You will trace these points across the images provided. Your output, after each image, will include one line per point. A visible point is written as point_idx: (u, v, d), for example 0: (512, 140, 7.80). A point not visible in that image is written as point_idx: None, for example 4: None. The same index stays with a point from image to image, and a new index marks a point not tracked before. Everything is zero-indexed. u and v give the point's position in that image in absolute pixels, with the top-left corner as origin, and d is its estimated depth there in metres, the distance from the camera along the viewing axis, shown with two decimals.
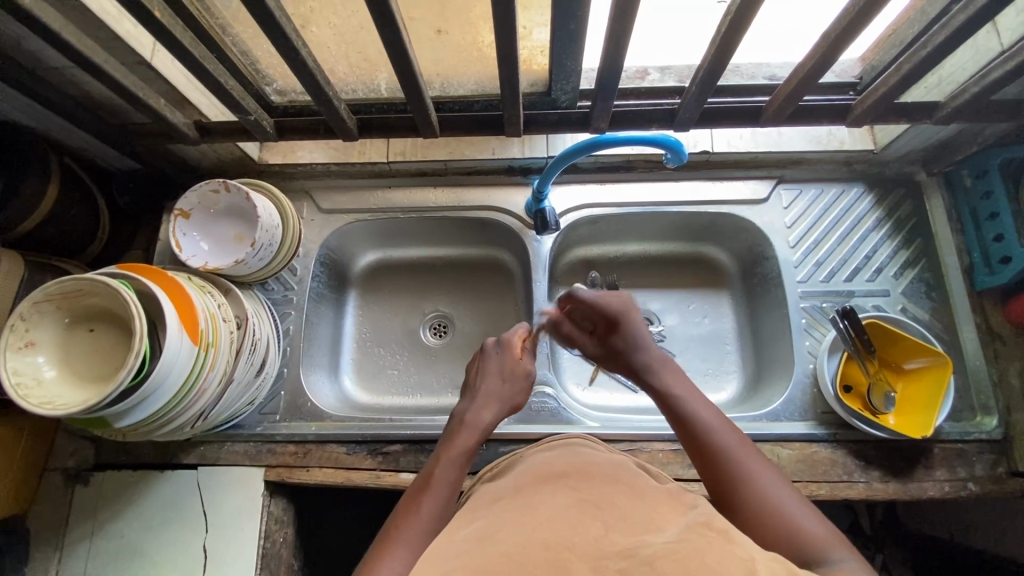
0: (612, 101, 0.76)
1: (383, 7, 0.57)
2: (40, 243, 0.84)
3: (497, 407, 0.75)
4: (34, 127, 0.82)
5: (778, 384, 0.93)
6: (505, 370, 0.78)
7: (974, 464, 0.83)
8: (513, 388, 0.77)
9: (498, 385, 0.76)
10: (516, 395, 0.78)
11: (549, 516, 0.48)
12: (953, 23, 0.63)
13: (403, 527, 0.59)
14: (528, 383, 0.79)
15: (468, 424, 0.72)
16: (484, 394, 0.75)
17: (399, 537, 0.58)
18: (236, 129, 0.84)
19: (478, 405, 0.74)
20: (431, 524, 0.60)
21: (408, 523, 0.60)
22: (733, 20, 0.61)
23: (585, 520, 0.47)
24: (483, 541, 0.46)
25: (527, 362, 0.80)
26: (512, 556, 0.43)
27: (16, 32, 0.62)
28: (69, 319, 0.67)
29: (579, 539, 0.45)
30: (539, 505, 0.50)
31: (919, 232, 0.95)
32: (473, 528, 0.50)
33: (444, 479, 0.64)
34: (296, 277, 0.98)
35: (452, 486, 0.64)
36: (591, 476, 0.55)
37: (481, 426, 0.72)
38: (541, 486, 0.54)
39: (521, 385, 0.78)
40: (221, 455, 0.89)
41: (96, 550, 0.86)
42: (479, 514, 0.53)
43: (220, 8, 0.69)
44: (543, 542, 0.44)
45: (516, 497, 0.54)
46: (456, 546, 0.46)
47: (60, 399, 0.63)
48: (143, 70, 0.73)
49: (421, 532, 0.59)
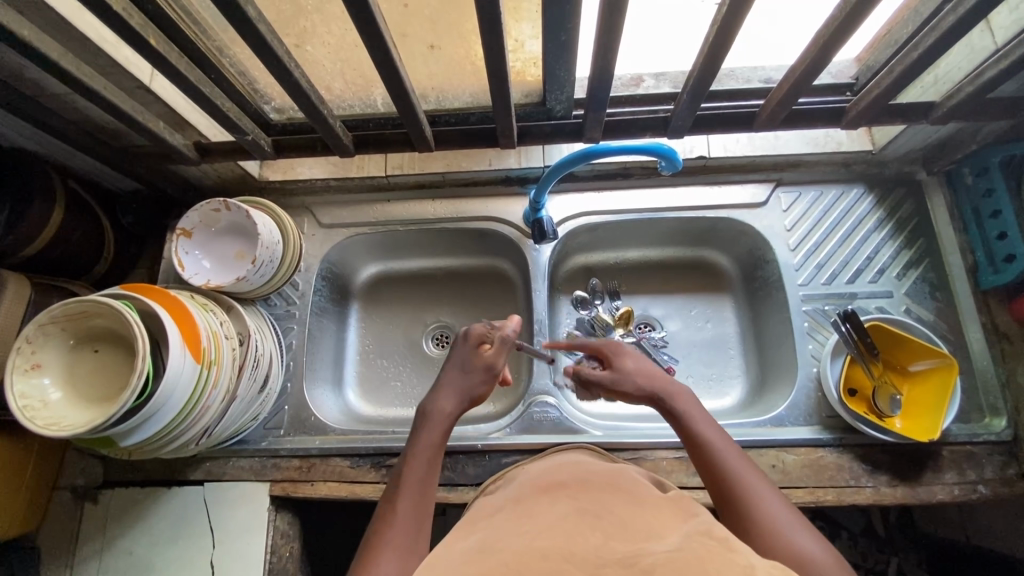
0: (603, 110, 0.77)
1: (371, 27, 0.57)
2: (47, 266, 0.86)
3: (457, 401, 0.74)
4: (39, 153, 0.84)
5: (781, 389, 0.92)
6: (472, 362, 0.77)
7: (984, 466, 0.82)
8: (473, 382, 0.76)
9: (461, 381, 0.75)
10: (477, 388, 0.76)
11: (551, 526, 0.48)
12: (943, 24, 0.63)
13: (386, 532, 0.60)
14: (492, 378, 0.77)
15: (427, 417, 0.71)
16: (447, 386, 0.75)
17: (384, 542, 0.59)
18: (235, 149, 0.85)
19: (437, 398, 0.73)
20: (413, 524, 0.61)
21: (389, 525, 0.61)
22: (720, 27, 0.61)
23: (586, 529, 0.47)
24: (483, 550, 0.46)
25: (495, 354, 0.78)
26: (512, 564, 0.43)
27: (16, 63, 0.64)
28: (72, 341, 0.68)
29: (580, 548, 0.45)
30: (540, 515, 0.50)
31: (922, 232, 0.94)
32: (473, 537, 0.50)
33: (415, 478, 0.65)
34: (298, 292, 0.99)
35: (423, 482, 0.65)
36: (591, 486, 0.55)
37: (442, 413, 0.72)
38: (541, 496, 0.54)
39: (484, 377, 0.76)
40: (227, 471, 0.89)
41: (106, 566, 0.87)
42: (480, 524, 0.53)
43: (216, 31, 0.71)
44: (543, 550, 0.44)
45: (518, 507, 0.54)
46: (456, 556, 0.47)
47: (66, 420, 0.64)
48: (142, 94, 0.74)
49: (404, 533, 0.60)
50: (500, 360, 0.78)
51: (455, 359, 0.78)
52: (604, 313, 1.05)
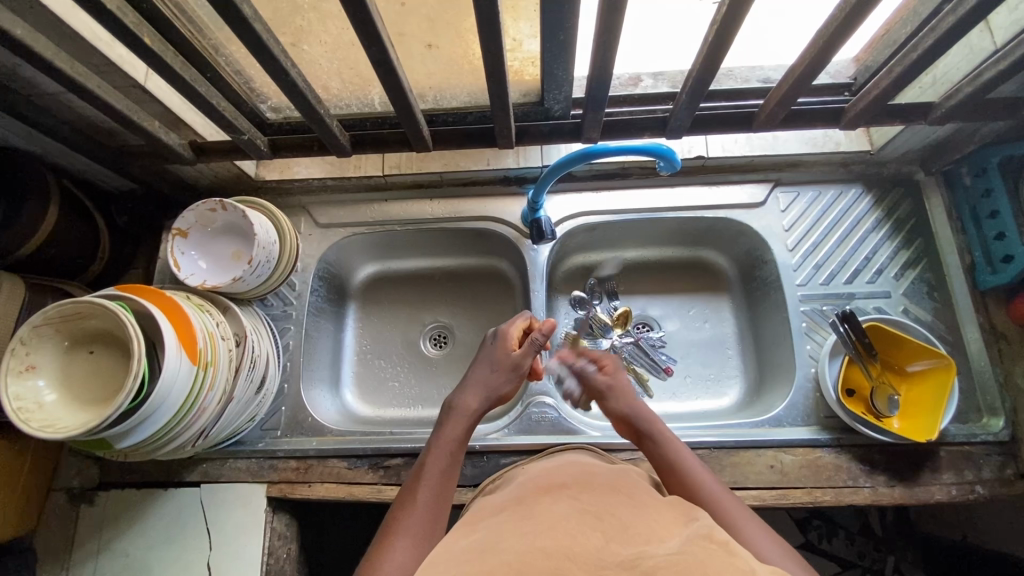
0: (602, 110, 0.76)
1: (369, 26, 0.57)
2: (41, 266, 0.85)
3: (484, 398, 0.76)
4: (32, 152, 0.83)
5: (780, 389, 0.92)
6: (501, 359, 0.80)
7: (982, 466, 0.82)
8: (500, 380, 0.78)
9: (489, 377, 0.78)
10: (503, 387, 0.78)
11: (551, 526, 0.48)
12: (943, 25, 0.63)
13: (403, 519, 0.61)
14: (516, 377, 0.79)
15: (452, 413, 0.74)
16: (473, 383, 0.78)
17: (400, 529, 0.60)
18: (231, 148, 0.85)
19: (464, 395, 0.76)
20: (428, 514, 0.62)
21: (405, 516, 0.61)
22: (720, 27, 0.60)
23: (585, 531, 0.47)
24: (481, 551, 0.46)
25: (524, 353, 0.80)
26: (511, 565, 0.43)
27: (10, 61, 0.63)
28: (68, 342, 0.68)
29: (579, 549, 0.45)
30: (541, 515, 0.50)
31: (919, 232, 0.94)
32: (470, 538, 0.50)
33: (436, 468, 0.66)
34: (295, 292, 0.98)
35: (444, 475, 0.66)
36: (590, 487, 0.55)
37: (466, 408, 0.74)
38: (541, 497, 0.54)
39: (509, 376, 0.79)
40: (224, 472, 0.89)
41: (102, 568, 0.86)
42: (479, 524, 0.53)
43: (212, 30, 0.70)
44: (543, 551, 0.44)
45: (517, 508, 0.54)
46: (454, 557, 0.46)
47: (61, 421, 0.63)
48: (137, 93, 0.74)
49: (419, 523, 0.61)
50: (529, 359, 0.80)
51: (483, 358, 0.81)
52: (603, 313, 1.05)
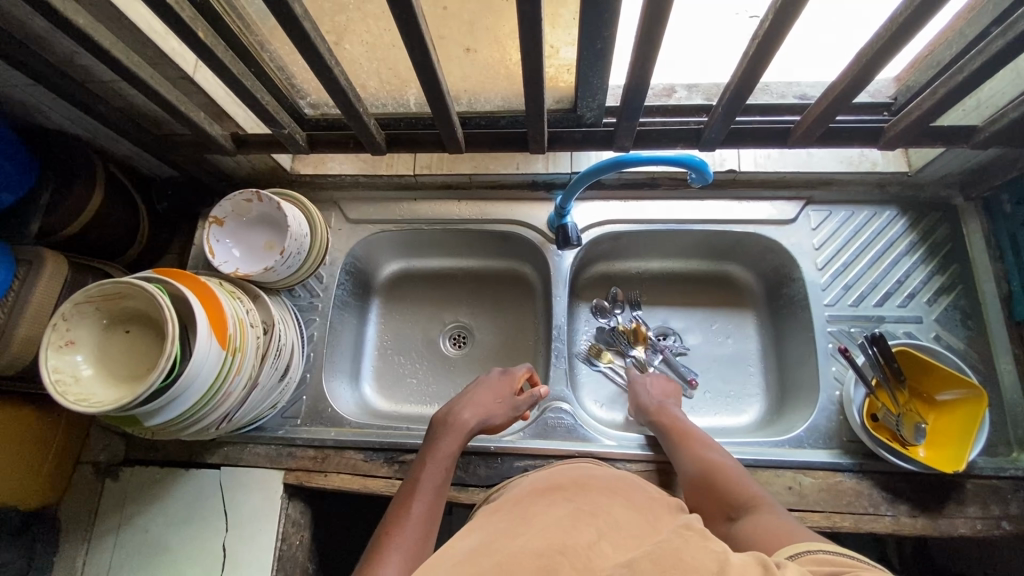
0: (636, 120, 0.76)
1: (413, 29, 0.59)
2: (84, 246, 0.89)
3: (481, 421, 0.81)
4: (83, 137, 0.86)
5: (801, 410, 0.91)
6: (503, 394, 0.85)
7: (1010, 502, 0.79)
8: (498, 411, 0.83)
9: (491, 403, 0.83)
10: (498, 418, 0.83)
11: (546, 524, 0.49)
12: (990, 48, 0.61)
13: (394, 532, 0.64)
14: (513, 415, 0.85)
15: (451, 428, 0.78)
16: (474, 402, 0.82)
17: (396, 541, 0.63)
18: (269, 141, 0.87)
19: (461, 410, 0.80)
20: (420, 527, 0.65)
21: (401, 526, 0.65)
22: (760, 44, 0.60)
23: (581, 529, 0.48)
24: (483, 552, 0.46)
25: (527, 399, 0.86)
26: (505, 565, 0.43)
27: (69, 48, 0.67)
28: (106, 320, 0.70)
29: (574, 544, 0.45)
30: (539, 520, 0.50)
31: (955, 258, 0.92)
32: (472, 541, 0.50)
33: (431, 482, 0.71)
34: (322, 284, 1.01)
35: (436, 489, 0.71)
36: (586, 489, 0.57)
37: (463, 425, 0.79)
38: (538, 498, 0.56)
39: (507, 413, 0.84)
40: (244, 456, 0.91)
41: (122, 542, 0.89)
42: (480, 527, 0.54)
43: (258, 25, 0.72)
44: (536, 552, 0.44)
45: (516, 508, 0.55)
46: (455, 556, 0.47)
47: (95, 397, 0.65)
48: (185, 84, 0.76)
49: (413, 537, 0.64)
50: (524, 408, 0.86)
51: (483, 386, 0.86)
52: (623, 322, 1.06)
